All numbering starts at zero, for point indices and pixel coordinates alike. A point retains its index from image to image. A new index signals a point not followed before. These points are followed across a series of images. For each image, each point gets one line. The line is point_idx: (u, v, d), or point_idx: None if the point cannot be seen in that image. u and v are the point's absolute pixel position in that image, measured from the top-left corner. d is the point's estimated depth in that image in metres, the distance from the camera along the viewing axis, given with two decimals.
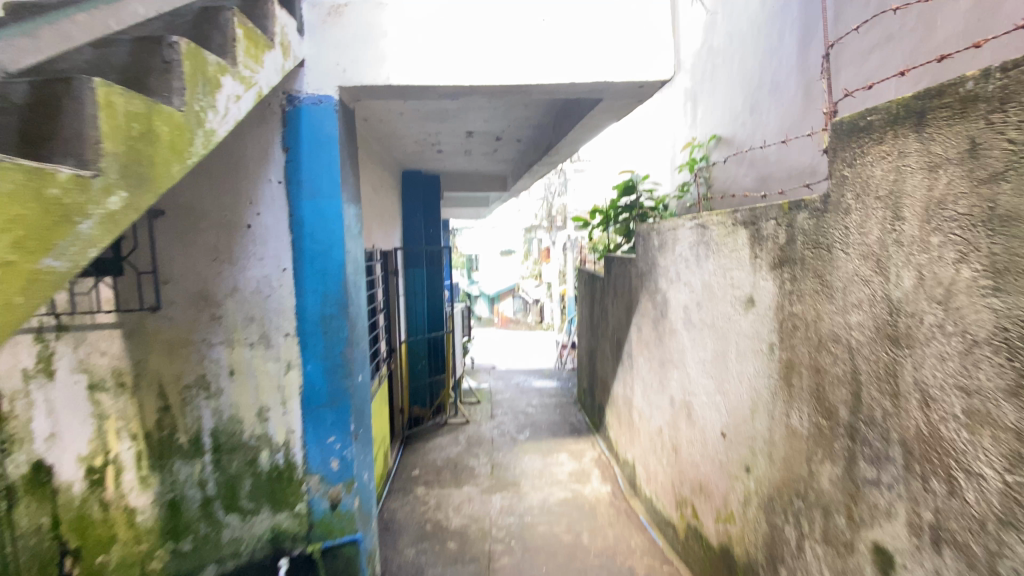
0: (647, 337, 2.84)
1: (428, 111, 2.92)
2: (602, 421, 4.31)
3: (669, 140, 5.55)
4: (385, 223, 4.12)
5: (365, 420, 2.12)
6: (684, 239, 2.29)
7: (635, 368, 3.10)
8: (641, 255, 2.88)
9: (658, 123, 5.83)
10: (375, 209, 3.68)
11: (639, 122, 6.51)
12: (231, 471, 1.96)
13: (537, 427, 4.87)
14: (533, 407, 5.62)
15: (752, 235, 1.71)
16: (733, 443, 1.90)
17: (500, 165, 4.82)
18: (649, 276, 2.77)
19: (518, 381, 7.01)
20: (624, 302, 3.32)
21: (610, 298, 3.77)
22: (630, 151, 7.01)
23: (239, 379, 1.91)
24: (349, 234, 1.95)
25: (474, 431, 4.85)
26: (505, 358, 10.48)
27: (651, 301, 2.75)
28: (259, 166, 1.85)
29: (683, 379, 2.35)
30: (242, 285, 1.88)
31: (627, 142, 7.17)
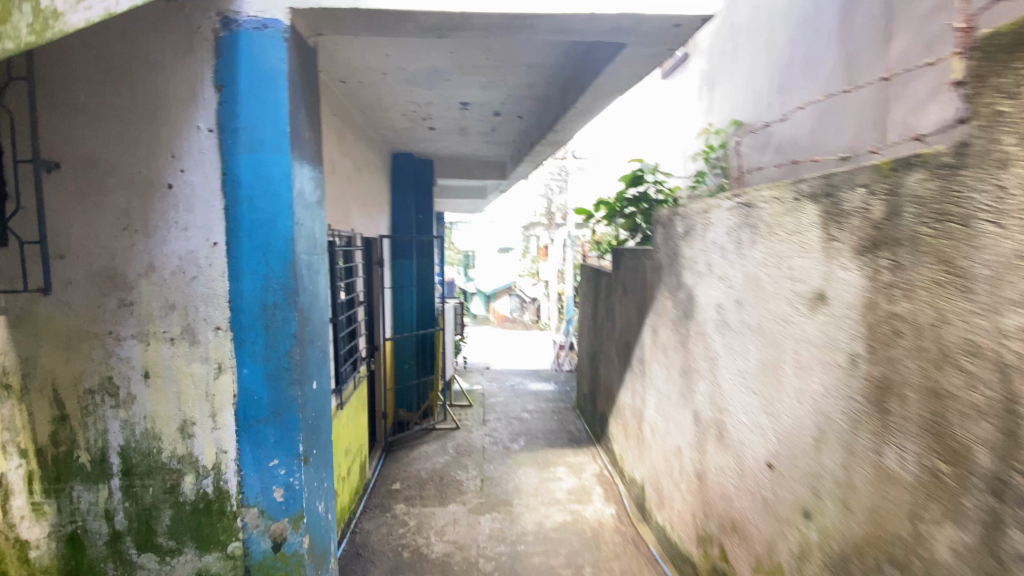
0: (665, 340, 2.43)
1: (415, 71, 2.50)
2: (604, 432, 3.91)
3: (682, 129, 5.15)
4: (369, 208, 3.71)
5: (323, 437, 1.70)
6: (719, 223, 1.88)
7: (648, 375, 2.69)
8: (659, 245, 2.47)
9: (670, 111, 5.44)
10: (356, 189, 3.27)
11: (648, 111, 6.11)
12: (146, 500, 1.54)
13: (533, 435, 4.46)
14: (529, 413, 5.21)
15: (827, 211, 1.30)
16: (786, 480, 1.49)
17: (499, 149, 4.40)
18: (668, 269, 2.37)
19: (513, 384, 6.59)
20: (635, 300, 2.92)
21: (618, 296, 3.36)
22: (637, 142, 6.60)
23: (156, 384, 1.49)
24: (302, 202, 1.53)
25: (464, 438, 4.43)
26: (500, 358, 10.07)
27: (671, 298, 2.34)
28: (185, 109, 1.44)
29: (713, 392, 1.94)
30: (160, 264, 1.46)
31: (634, 133, 6.77)
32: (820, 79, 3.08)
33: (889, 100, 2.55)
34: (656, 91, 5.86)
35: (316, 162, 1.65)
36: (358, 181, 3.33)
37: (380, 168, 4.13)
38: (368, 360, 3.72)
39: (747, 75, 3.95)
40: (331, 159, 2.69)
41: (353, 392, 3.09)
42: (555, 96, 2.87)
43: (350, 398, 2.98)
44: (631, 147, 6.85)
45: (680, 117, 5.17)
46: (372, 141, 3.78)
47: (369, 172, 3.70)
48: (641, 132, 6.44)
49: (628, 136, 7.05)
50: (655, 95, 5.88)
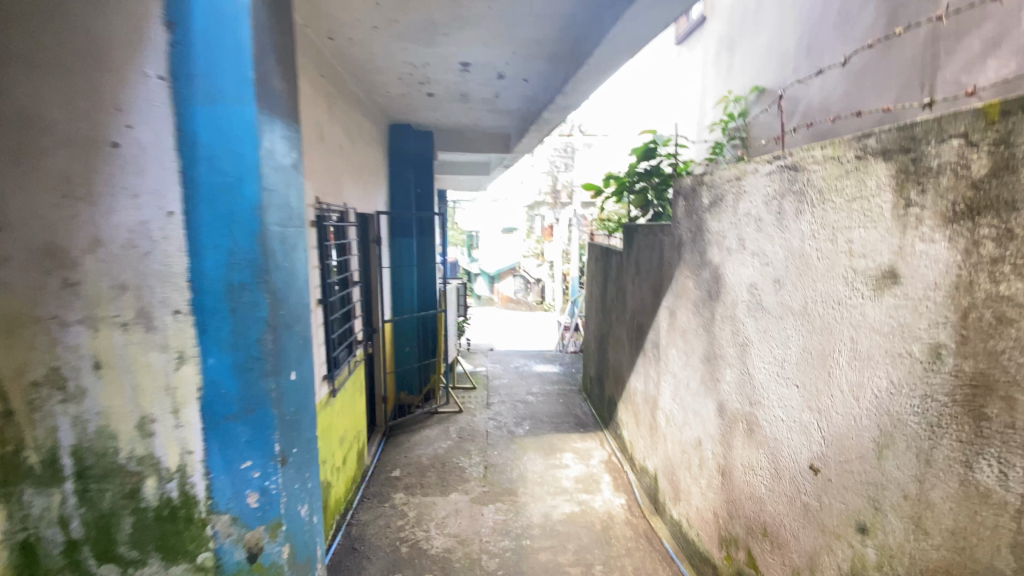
0: (684, 323, 2.22)
1: (410, 24, 2.24)
2: (613, 417, 3.72)
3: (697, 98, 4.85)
4: (365, 181, 3.49)
5: (304, 434, 1.51)
6: (757, 190, 1.64)
7: (665, 361, 2.48)
8: (681, 219, 2.23)
9: (684, 79, 5.13)
10: (348, 160, 3.03)
11: (659, 81, 5.78)
12: (105, 506, 1.31)
13: (538, 419, 4.29)
14: (533, 395, 5.03)
15: (903, 170, 1.09)
16: (836, 487, 1.31)
17: (503, 119, 4.12)
18: (690, 245, 2.15)
19: (517, 366, 6.41)
20: (651, 280, 2.68)
21: (630, 275, 3.13)
22: (647, 114, 6.28)
23: (109, 377, 1.25)
24: (273, 165, 1.31)
25: (466, 423, 4.26)
26: (503, 339, 9.89)
27: (694, 276, 2.11)
28: (129, 50, 1.18)
29: (742, 383, 1.73)
30: (108, 237, 1.20)
31: (644, 105, 6.44)
32: (854, 40, 2.80)
33: (937, 57, 2.28)
34: (669, 59, 5.53)
35: (291, 119, 1.42)
36: (351, 151, 3.08)
37: (376, 138, 3.88)
38: (365, 343, 3.53)
39: (770, 37, 3.66)
40: (318, 125, 2.45)
41: (349, 378, 2.91)
42: (565, 54, 2.59)
43: (345, 385, 2.79)
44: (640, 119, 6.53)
45: (696, 86, 4.87)
46: (367, 110, 3.52)
47: (363, 142, 3.45)
48: (652, 103, 6.12)
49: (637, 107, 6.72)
50: (668, 63, 5.55)
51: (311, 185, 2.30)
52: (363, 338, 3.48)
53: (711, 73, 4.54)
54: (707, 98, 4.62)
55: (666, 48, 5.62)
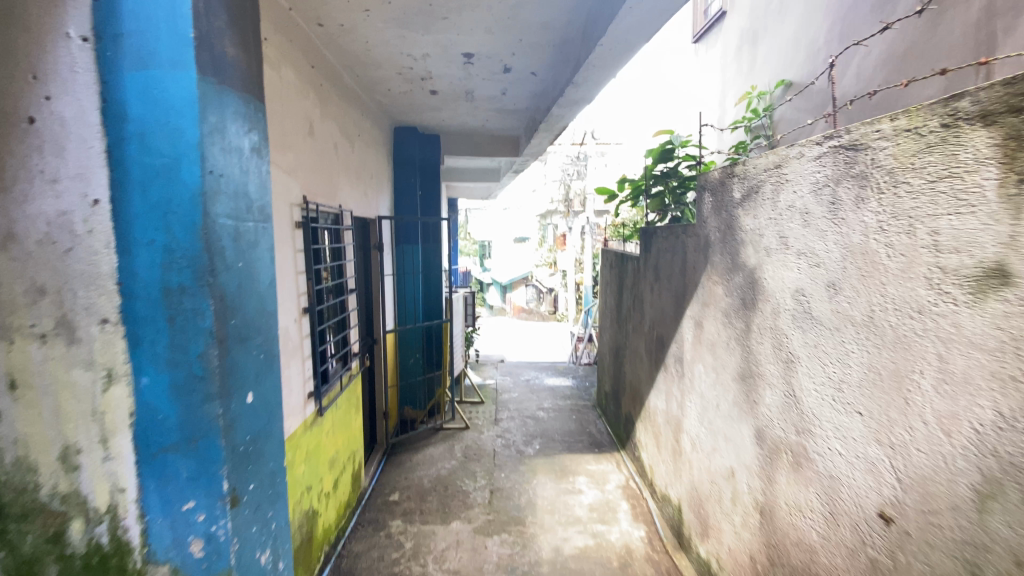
0: (713, 335, 1.96)
1: (403, 6, 2.03)
2: (630, 436, 3.44)
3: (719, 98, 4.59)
4: (365, 184, 3.30)
5: (266, 466, 1.28)
6: (802, 179, 1.39)
7: (690, 378, 2.21)
8: (708, 217, 1.99)
9: (703, 78, 4.88)
10: (345, 160, 2.84)
11: (677, 81, 5.54)
12: (26, 551, 1.13)
13: (549, 438, 4.01)
14: (545, 411, 4.75)
15: (1016, 138, 0.83)
16: (918, 545, 1.04)
17: (512, 119, 3.92)
18: (719, 246, 1.89)
19: (529, 379, 6.13)
20: (673, 287, 2.43)
21: (649, 283, 2.87)
22: (664, 117, 6.04)
23: (26, 400, 1.07)
24: (222, 145, 1.08)
25: (473, 440, 4.01)
26: (515, 350, 9.63)
27: (724, 282, 1.85)
28: (49, 11, 1.00)
29: (786, 407, 1.47)
30: (23, 231, 1.02)
31: (660, 108, 6.20)
32: (894, 22, 2.53)
33: (996, 36, 2.01)
34: (687, 58, 5.28)
35: (251, 95, 1.21)
36: (348, 151, 2.90)
37: (379, 140, 3.70)
38: (364, 355, 3.32)
39: (798, 27, 3.40)
40: (309, 120, 2.26)
41: (344, 394, 2.68)
42: (576, 40, 2.38)
43: (338, 401, 2.56)
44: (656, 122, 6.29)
45: (716, 84, 4.61)
46: (368, 109, 3.35)
47: (363, 143, 3.27)
48: (669, 105, 5.87)
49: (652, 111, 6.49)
50: (687, 63, 5.31)
51: (298, 183, 2.11)
52: (362, 350, 3.27)
53: (734, 70, 4.29)
54: (729, 97, 4.36)
55: (684, 47, 5.38)
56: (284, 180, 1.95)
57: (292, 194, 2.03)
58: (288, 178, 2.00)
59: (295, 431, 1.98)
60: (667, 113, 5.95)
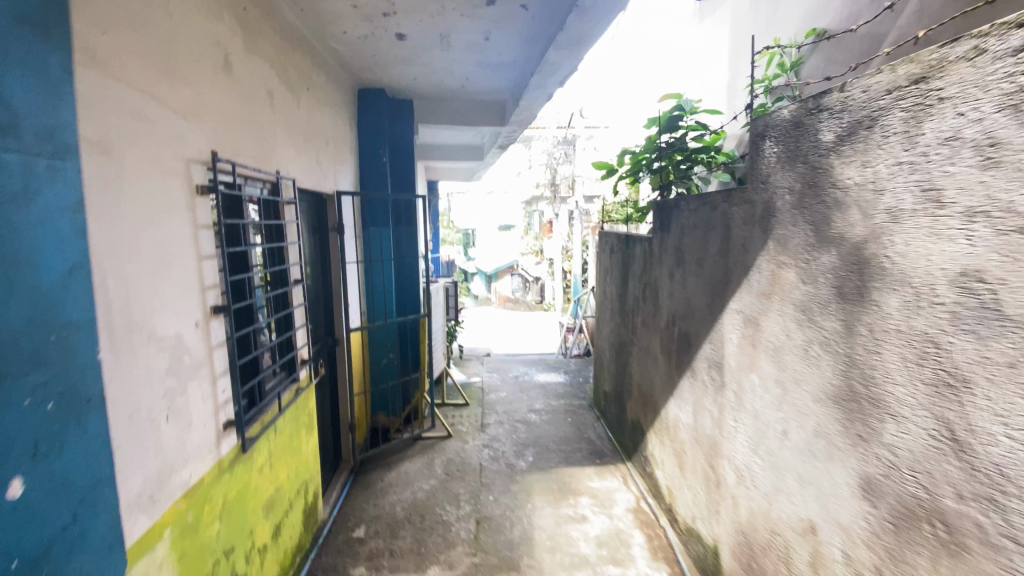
0: (779, 337, 1.43)
1: None
2: (638, 448, 2.93)
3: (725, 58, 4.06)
4: (318, 151, 2.70)
5: None
6: (978, 92, 0.87)
7: (736, 391, 1.69)
8: (774, 174, 1.45)
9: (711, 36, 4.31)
10: (286, 116, 2.24)
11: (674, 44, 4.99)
12: None
13: (543, 447, 3.48)
14: (536, 414, 4.22)
15: None
16: None
17: (497, 77, 3.34)
18: (793, 215, 1.36)
19: (517, 375, 5.59)
20: (706, 271, 1.90)
21: (667, 268, 2.34)
22: (655, 85, 5.49)
23: None
24: None
25: (456, 452, 3.46)
26: (501, 342, 9.08)
27: (802, 264, 1.33)
28: None
29: (934, 454, 0.98)
30: None
31: (652, 75, 5.64)
32: None
33: None
34: (686, 16, 4.73)
35: None
36: (291, 105, 2.30)
37: (337, 101, 3.09)
38: (319, 360, 2.74)
39: None
40: (227, 50, 1.66)
41: (290, 413, 2.11)
42: None
43: (279, 425, 1.98)
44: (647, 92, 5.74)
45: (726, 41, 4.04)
46: (320, 61, 2.74)
47: (316, 101, 2.67)
48: (660, 71, 5.32)
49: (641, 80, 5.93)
50: (685, 21, 4.75)
51: (205, 133, 1.52)
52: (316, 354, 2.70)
53: (746, 24, 3.75)
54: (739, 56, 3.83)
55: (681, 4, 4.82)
56: (177, 126, 1.36)
57: (193, 147, 1.44)
58: (186, 125, 1.41)
59: (203, 479, 1.42)
60: (658, 80, 5.40)
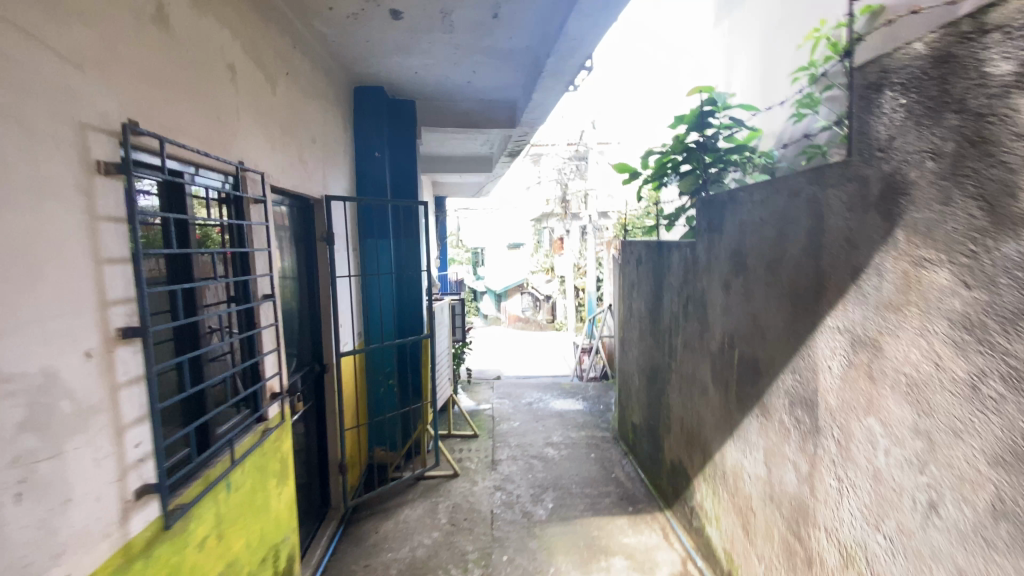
0: (923, 367, 0.98)
1: None
2: (680, 495, 2.45)
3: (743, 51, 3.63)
4: (301, 148, 2.32)
5: None
6: None
7: (840, 440, 1.23)
8: (898, 136, 1.02)
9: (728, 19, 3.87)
10: (255, 100, 1.86)
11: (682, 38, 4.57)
12: None
13: (564, 490, 3.01)
14: (554, 448, 3.74)
15: None
16: None
17: (506, 67, 2.96)
18: (940, 187, 0.93)
19: (532, 401, 5.12)
20: (783, 278, 1.46)
21: (720, 278, 1.91)
22: (665, 86, 5.10)
23: None
24: None
25: (463, 496, 2.99)
26: (514, 365, 8.63)
27: (962, 259, 0.89)
28: None
29: None
30: None
31: (661, 75, 5.25)
32: None
33: None
34: (697, 10, 4.32)
35: None
36: (263, 89, 1.93)
37: (328, 96, 2.73)
38: (298, 395, 2.31)
39: None
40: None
41: (251, 461, 1.68)
42: None
43: (231, 480, 1.54)
44: (659, 94, 5.36)
45: (748, 22, 3.60)
46: (304, 45, 2.38)
47: (298, 90, 2.30)
48: (669, 67, 4.91)
49: (652, 83, 5.56)
50: (697, 15, 4.35)
51: (116, 94, 1.13)
52: (294, 386, 2.27)
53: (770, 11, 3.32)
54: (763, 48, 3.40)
55: None
56: (59, 75, 0.97)
57: (91, 110, 1.05)
58: (80, 77, 1.02)
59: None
60: (667, 79, 4.99)
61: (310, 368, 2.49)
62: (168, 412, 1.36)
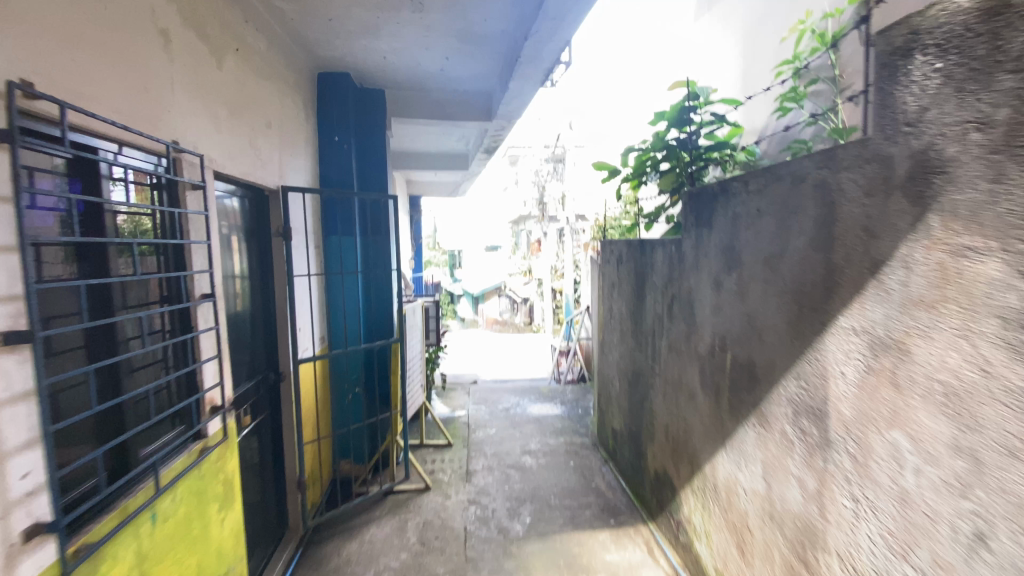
0: (968, 373, 0.85)
1: None
2: (665, 507, 2.31)
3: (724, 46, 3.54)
4: (253, 132, 2.09)
5: None
6: None
7: (856, 455, 1.09)
8: (935, 107, 0.89)
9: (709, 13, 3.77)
10: (197, 74, 1.65)
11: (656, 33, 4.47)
12: None
13: (543, 502, 2.83)
14: (532, 456, 3.56)
15: None
16: None
17: (481, 54, 2.79)
18: (990, 164, 0.80)
19: (507, 407, 4.93)
20: (784, 274, 1.33)
21: (709, 276, 1.77)
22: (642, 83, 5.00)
23: None
24: None
25: (435, 511, 2.79)
26: (489, 368, 8.43)
27: (1017, 247, 0.76)
28: None
29: None
30: None
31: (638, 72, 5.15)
32: None
33: None
34: (677, 5, 4.23)
35: None
36: (206, 63, 1.71)
37: (286, 80, 2.51)
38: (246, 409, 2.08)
39: None
40: None
41: (186, 485, 1.46)
42: None
43: (159, 509, 1.32)
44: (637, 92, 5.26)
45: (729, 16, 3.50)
46: (258, 20, 2.17)
47: (251, 68, 2.08)
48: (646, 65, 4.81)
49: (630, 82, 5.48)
50: (676, 11, 4.25)
51: (5, 45, 0.92)
52: (241, 399, 2.04)
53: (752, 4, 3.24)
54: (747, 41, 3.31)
55: None
56: None
57: None
58: None
59: None
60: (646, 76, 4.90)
61: (261, 377, 2.27)
62: (77, 433, 1.14)
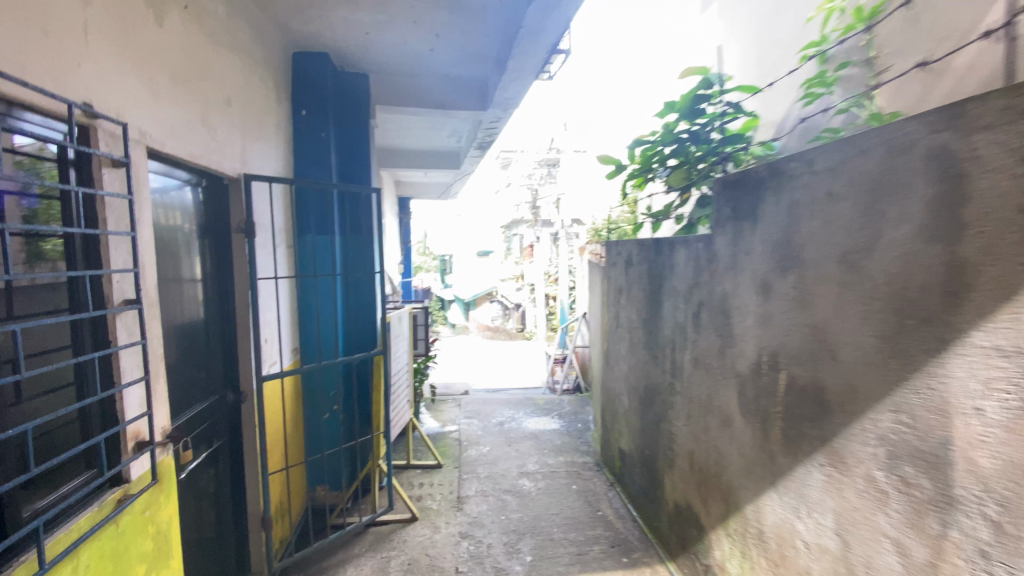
0: None
1: None
2: (688, 547, 2.00)
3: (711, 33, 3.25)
4: (208, 109, 1.77)
5: None
6: None
7: (1007, 521, 0.81)
8: None
9: None
10: (126, 27, 1.32)
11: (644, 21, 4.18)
12: None
13: (545, 536, 2.51)
14: (530, 479, 3.24)
15: None
16: None
17: (475, 30, 2.49)
18: None
19: (502, 421, 4.60)
20: (874, 276, 1.03)
21: (753, 279, 1.47)
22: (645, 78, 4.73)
23: None
24: None
25: (422, 547, 2.46)
26: (481, 377, 8.09)
27: None
28: None
29: None
30: None
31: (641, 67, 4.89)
32: None
33: None
34: None
35: None
36: (140, 15, 1.38)
37: (254, 55, 2.19)
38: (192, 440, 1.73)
39: None
40: None
41: (94, 548, 1.11)
42: None
43: None
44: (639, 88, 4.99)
45: None
46: None
47: (204, 31, 1.75)
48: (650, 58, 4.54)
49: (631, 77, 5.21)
50: None
51: None
52: (187, 429, 1.69)
53: None
54: (741, 25, 3.00)
55: None
56: None
57: None
58: None
59: None
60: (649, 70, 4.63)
61: (212, 402, 1.91)
62: None
